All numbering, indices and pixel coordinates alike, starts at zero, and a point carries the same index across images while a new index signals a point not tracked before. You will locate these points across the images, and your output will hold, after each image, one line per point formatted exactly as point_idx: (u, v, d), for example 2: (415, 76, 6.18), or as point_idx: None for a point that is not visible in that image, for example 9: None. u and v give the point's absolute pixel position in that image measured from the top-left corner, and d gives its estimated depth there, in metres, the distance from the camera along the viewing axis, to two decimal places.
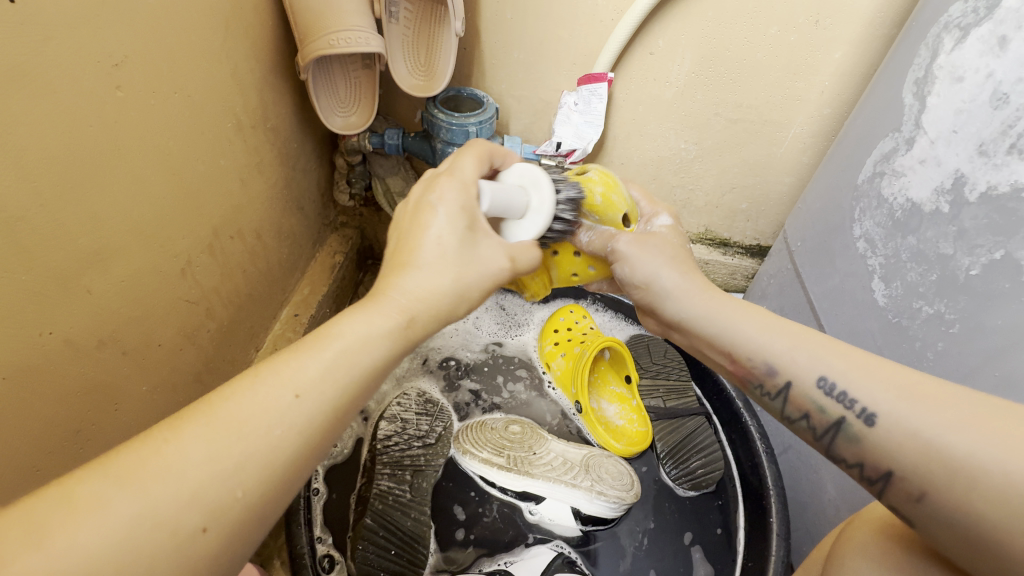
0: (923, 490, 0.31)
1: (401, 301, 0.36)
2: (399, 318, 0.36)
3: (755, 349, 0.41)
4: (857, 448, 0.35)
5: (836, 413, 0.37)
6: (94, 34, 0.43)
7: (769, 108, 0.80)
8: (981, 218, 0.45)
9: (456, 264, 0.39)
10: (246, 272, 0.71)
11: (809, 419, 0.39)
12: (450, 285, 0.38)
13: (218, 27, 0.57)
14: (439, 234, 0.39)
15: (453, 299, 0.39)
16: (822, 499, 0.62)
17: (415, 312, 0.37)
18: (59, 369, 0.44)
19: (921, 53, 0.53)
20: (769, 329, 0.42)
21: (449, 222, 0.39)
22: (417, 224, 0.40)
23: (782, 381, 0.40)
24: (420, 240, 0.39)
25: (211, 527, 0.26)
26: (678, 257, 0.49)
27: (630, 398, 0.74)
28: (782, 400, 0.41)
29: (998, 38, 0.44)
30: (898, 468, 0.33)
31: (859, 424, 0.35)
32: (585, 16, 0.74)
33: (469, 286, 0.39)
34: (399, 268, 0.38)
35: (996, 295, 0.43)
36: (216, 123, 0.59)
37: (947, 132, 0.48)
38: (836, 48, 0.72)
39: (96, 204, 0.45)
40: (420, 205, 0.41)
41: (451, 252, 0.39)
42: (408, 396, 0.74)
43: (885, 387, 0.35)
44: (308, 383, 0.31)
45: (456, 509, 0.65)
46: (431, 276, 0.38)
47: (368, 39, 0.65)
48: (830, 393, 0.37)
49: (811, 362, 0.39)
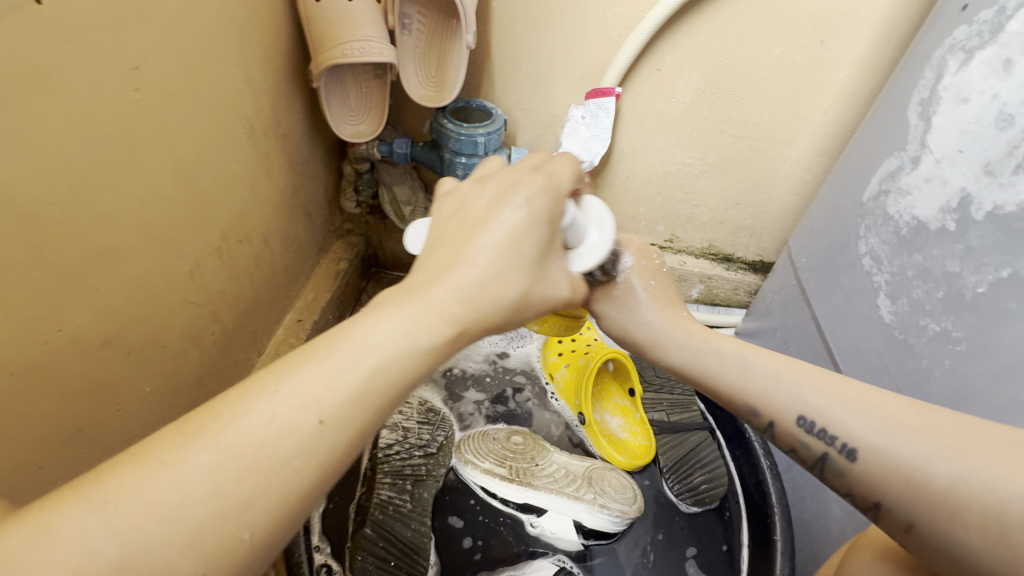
0: (910, 521, 0.31)
1: (444, 300, 0.32)
2: (446, 329, 0.31)
3: (735, 394, 0.43)
4: (845, 481, 0.35)
5: (819, 448, 0.36)
6: (115, 37, 0.43)
7: (774, 125, 0.81)
8: (988, 237, 0.45)
9: (526, 278, 0.35)
10: (253, 275, 0.71)
11: (798, 455, 0.38)
12: (514, 297, 0.34)
13: (234, 33, 0.58)
14: (512, 243, 0.34)
15: (515, 310, 0.35)
16: (827, 518, 0.61)
17: (468, 321, 0.32)
18: (64, 367, 0.44)
19: (925, 75, 0.54)
20: (746, 369, 0.43)
21: (524, 231, 0.35)
22: (482, 225, 0.35)
23: (766, 419, 0.40)
24: (479, 235, 0.35)
25: (216, 504, 0.26)
26: (652, 302, 0.51)
27: (633, 411, 0.73)
28: (770, 437, 0.41)
29: (1002, 61, 0.45)
30: (885, 499, 0.32)
31: (842, 459, 0.35)
32: (594, 32, 0.75)
33: (531, 303, 0.36)
34: (449, 265, 0.33)
35: (1004, 313, 0.43)
36: (229, 128, 0.60)
37: (953, 152, 0.48)
38: (840, 68, 0.73)
39: (109, 203, 0.45)
40: (500, 199, 0.36)
41: (528, 264, 0.35)
42: (410, 405, 0.74)
43: (867, 421, 0.34)
44: (335, 407, 0.27)
45: (453, 519, 0.64)
46: (482, 276, 0.33)
47: (381, 49, 0.67)
48: (811, 431, 0.37)
49: (790, 400, 0.39)
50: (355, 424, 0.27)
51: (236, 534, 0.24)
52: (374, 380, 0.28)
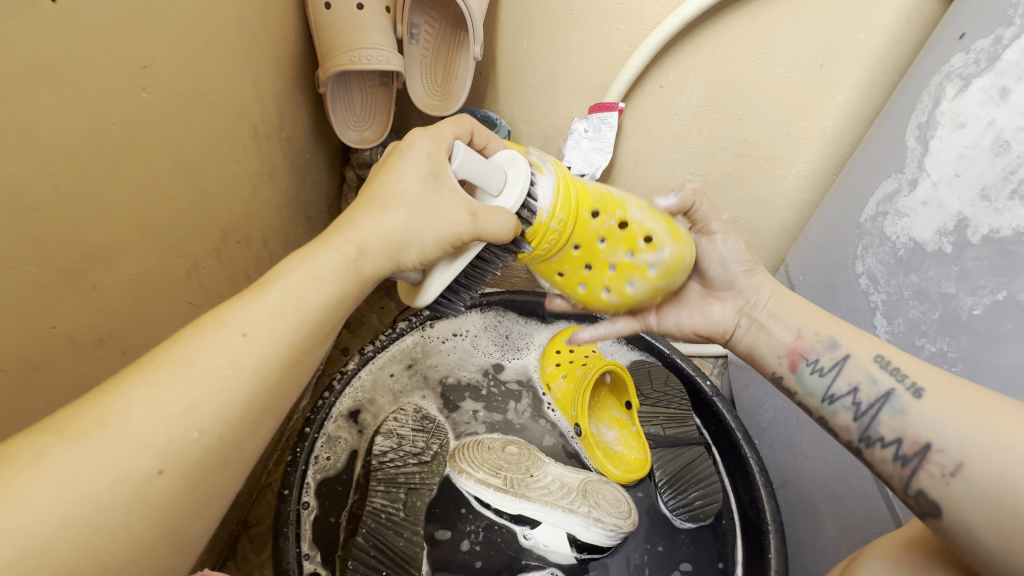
0: (960, 462, 0.36)
1: (354, 238, 0.41)
2: (350, 254, 0.40)
3: (821, 328, 0.48)
4: (899, 421, 0.40)
5: (887, 386, 0.42)
6: (125, 37, 0.44)
7: (773, 144, 0.82)
8: (983, 260, 0.45)
9: (410, 206, 0.43)
10: (251, 277, 0.71)
11: (858, 394, 0.44)
12: (402, 218, 0.43)
13: (243, 38, 0.58)
14: (405, 176, 0.43)
15: (405, 232, 0.43)
16: (821, 536, 0.61)
17: (362, 244, 0.41)
18: (57, 364, 0.43)
19: (924, 100, 0.55)
20: (828, 318, 0.49)
21: (415, 168, 0.44)
22: (389, 173, 0.44)
23: (842, 355, 0.46)
24: (390, 180, 0.44)
25: (167, 471, 0.29)
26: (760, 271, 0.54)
27: (630, 424, 0.74)
28: (834, 375, 0.46)
29: (999, 88, 0.46)
30: (939, 441, 0.37)
31: (909, 395, 0.41)
32: (599, 47, 0.77)
33: (422, 228, 0.43)
34: (366, 206, 0.43)
35: (999, 335, 0.44)
36: (234, 129, 0.60)
37: (950, 176, 0.49)
38: (840, 91, 0.74)
39: (111, 201, 0.45)
40: (406, 148, 0.45)
41: (413, 192, 0.43)
42: (405, 412, 0.73)
43: (936, 377, 0.41)
44: (254, 323, 0.35)
45: (442, 531, 0.64)
46: (402, 216, 0.43)
47: (388, 57, 0.67)
48: (886, 368, 0.43)
49: (871, 343, 0.46)
50: (275, 335, 0.35)
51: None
52: (285, 303, 0.36)
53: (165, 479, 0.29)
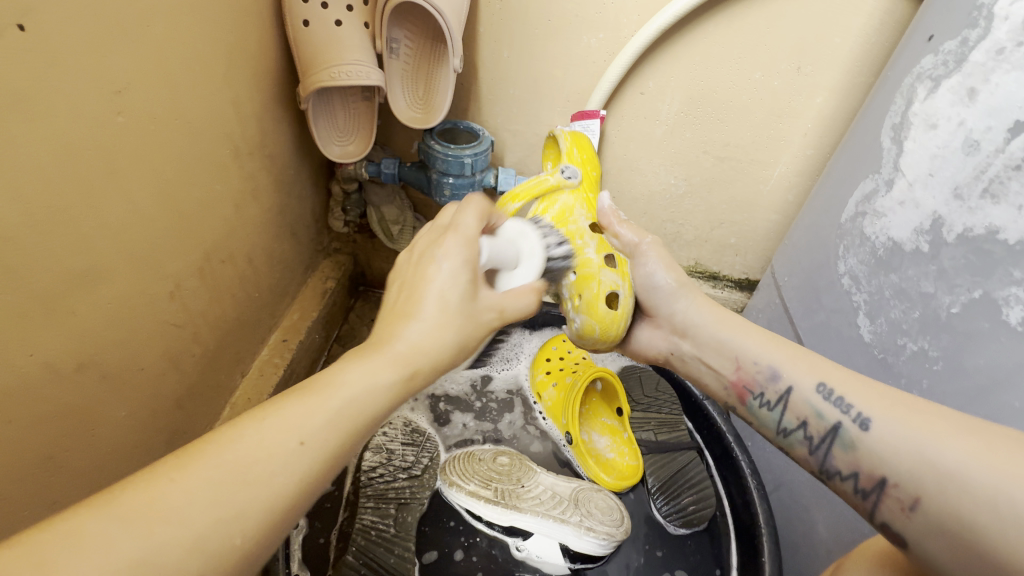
0: (915, 497, 0.33)
1: (402, 352, 0.35)
2: (401, 371, 0.34)
3: (759, 356, 0.47)
4: (851, 456, 0.38)
5: (833, 418, 0.40)
6: (99, 63, 0.44)
7: (755, 147, 0.83)
8: (959, 258, 0.46)
9: (460, 319, 0.37)
10: (236, 295, 0.70)
11: (807, 428, 0.42)
12: (453, 339, 0.37)
13: (221, 58, 0.59)
14: (441, 289, 0.37)
15: (456, 352, 0.37)
16: (814, 538, 0.61)
17: (417, 364, 0.35)
18: (38, 391, 0.43)
19: (896, 101, 0.55)
20: (768, 342, 0.47)
21: (451, 278, 0.38)
22: (419, 278, 0.38)
23: (784, 386, 0.44)
24: (421, 294, 0.37)
25: (201, 560, 0.26)
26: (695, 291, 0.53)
27: (621, 430, 0.74)
28: (782, 407, 0.44)
29: (967, 89, 0.46)
30: (891, 474, 0.35)
31: (855, 429, 0.38)
32: (579, 56, 0.77)
33: (472, 340, 0.38)
34: (399, 317, 0.36)
35: (977, 333, 0.44)
36: (214, 148, 0.60)
37: (924, 175, 0.50)
38: (817, 93, 0.75)
39: (90, 226, 0.45)
40: (421, 260, 0.40)
41: (453, 306, 0.37)
42: (394, 425, 0.73)
43: (879, 397, 0.38)
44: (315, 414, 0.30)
45: (428, 552, 0.62)
46: (425, 329, 0.36)
47: (368, 72, 0.67)
48: (828, 398, 0.41)
49: (812, 370, 0.43)
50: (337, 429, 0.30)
51: (229, 536, 0.27)
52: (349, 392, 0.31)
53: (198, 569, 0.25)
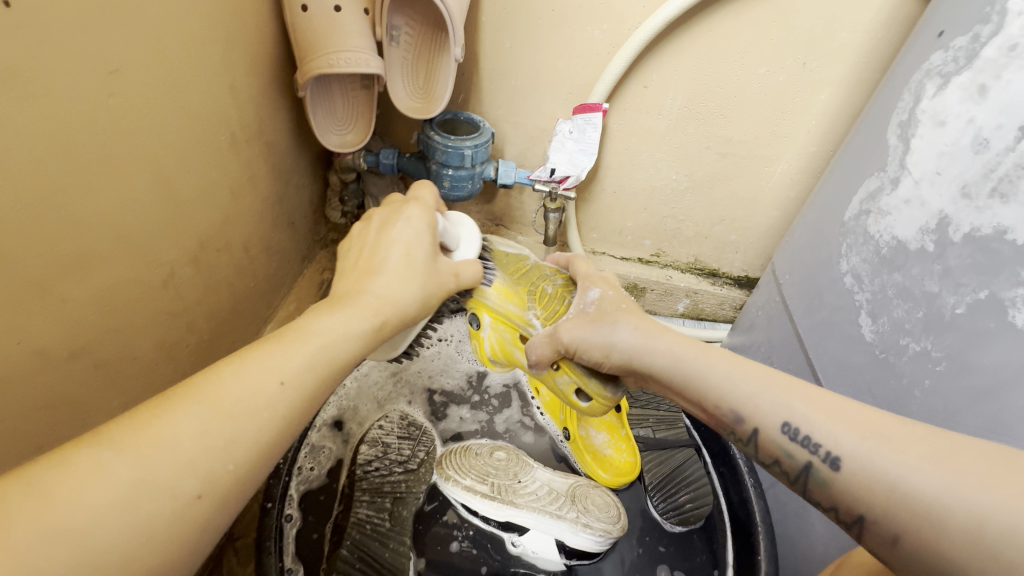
0: (895, 533, 0.32)
1: (372, 302, 0.44)
2: (371, 320, 0.43)
3: (721, 399, 0.43)
4: (828, 492, 0.36)
5: (802, 457, 0.38)
6: (91, 44, 0.42)
7: (758, 143, 0.82)
8: (966, 258, 0.45)
9: (423, 274, 0.48)
10: (232, 286, 0.69)
11: (780, 464, 0.40)
12: (417, 293, 0.48)
13: (218, 42, 0.57)
14: (405, 245, 0.48)
15: (418, 305, 0.48)
16: (810, 536, 0.61)
17: (384, 313, 0.45)
18: (28, 381, 0.42)
19: (904, 97, 0.55)
20: (732, 374, 0.43)
21: (417, 236, 0.50)
22: (383, 240, 0.49)
23: (750, 428, 0.41)
24: (387, 253, 0.48)
25: None
26: (624, 314, 0.50)
27: (618, 427, 0.71)
28: (753, 446, 0.42)
29: (977, 86, 0.46)
30: (869, 511, 0.33)
31: (826, 468, 0.36)
32: (582, 48, 0.76)
33: (430, 295, 0.50)
34: (367, 274, 0.46)
35: (983, 334, 0.44)
36: (210, 135, 0.59)
37: (931, 174, 0.49)
38: (822, 89, 0.74)
39: (80, 211, 0.44)
40: (383, 228, 0.50)
41: (413, 265, 0.48)
42: (390, 420, 0.73)
43: (849, 428, 0.36)
44: None
45: (415, 557, 0.60)
46: (390, 281, 0.46)
47: (368, 60, 0.66)
48: (795, 438, 0.38)
49: (775, 408, 0.40)
50: None
51: None
52: None
53: None
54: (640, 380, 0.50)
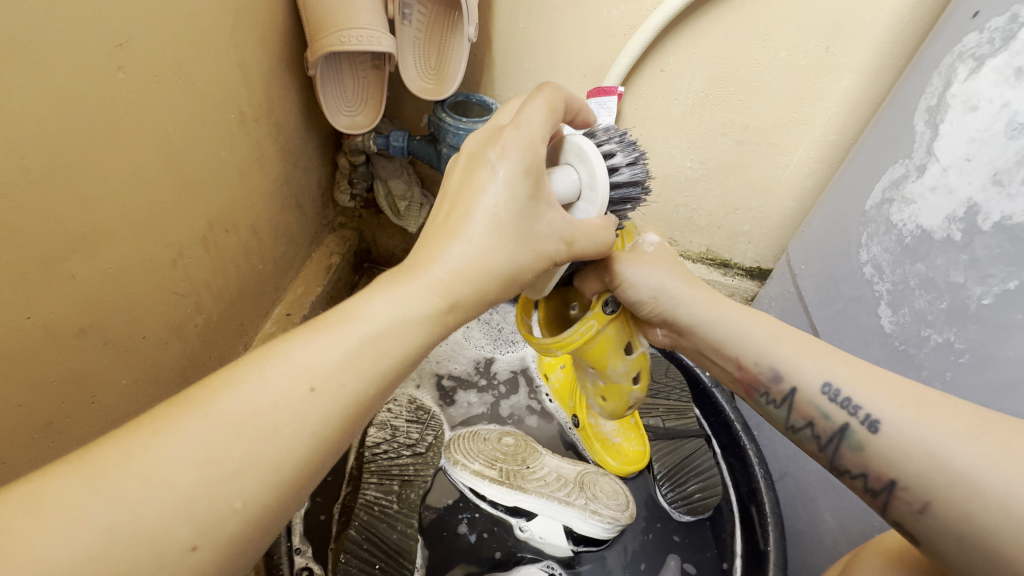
0: (925, 500, 0.32)
1: (440, 278, 0.34)
2: (439, 301, 0.33)
3: (762, 355, 0.44)
4: (860, 456, 0.36)
5: (840, 418, 0.38)
6: (100, 15, 0.41)
7: (776, 131, 0.80)
8: (994, 248, 0.44)
9: (512, 242, 0.36)
10: (240, 267, 0.69)
11: (814, 427, 0.40)
12: (506, 262, 0.36)
13: (227, 16, 0.56)
14: (491, 210, 0.35)
15: (506, 279, 0.37)
16: (820, 529, 0.60)
17: (457, 293, 0.34)
18: (37, 356, 0.42)
19: (933, 82, 0.53)
20: (774, 335, 0.44)
21: (508, 187, 0.36)
22: (470, 191, 0.36)
23: (788, 387, 0.42)
24: (469, 208, 0.36)
25: (201, 545, 0.24)
26: (679, 267, 0.51)
27: (629, 416, 0.70)
28: (788, 407, 0.42)
29: (1013, 68, 0.44)
30: (901, 477, 0.33)
31: (863, 430, 0.36)
32: (597, 29, 0.74)
33: (518, 270, 0.37)
34: (445, 236, 0.35)
35: (1010, 326, 0.42)
36: (220, 113, 0.58)
37: (960, 161, 0.47)
38: (844, 75, 0.72)
39: (90, 185, 0.43)
40: (472, 163, 0.38)
41: (507, 225, 0.36)
42: (399, 403, 0.73)
43: (890, 394, 0.36)
44: (323, 374, 0.28)
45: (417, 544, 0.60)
46: (475, 248, 0.35)
47: (380, 38, 0.65)
48: (834, 399, 0.39)
49: (819, 367, 0.41)
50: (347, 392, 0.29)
51: None
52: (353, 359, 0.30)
53: (198, 555, 0.24)
54: (674, 335, 0.52)
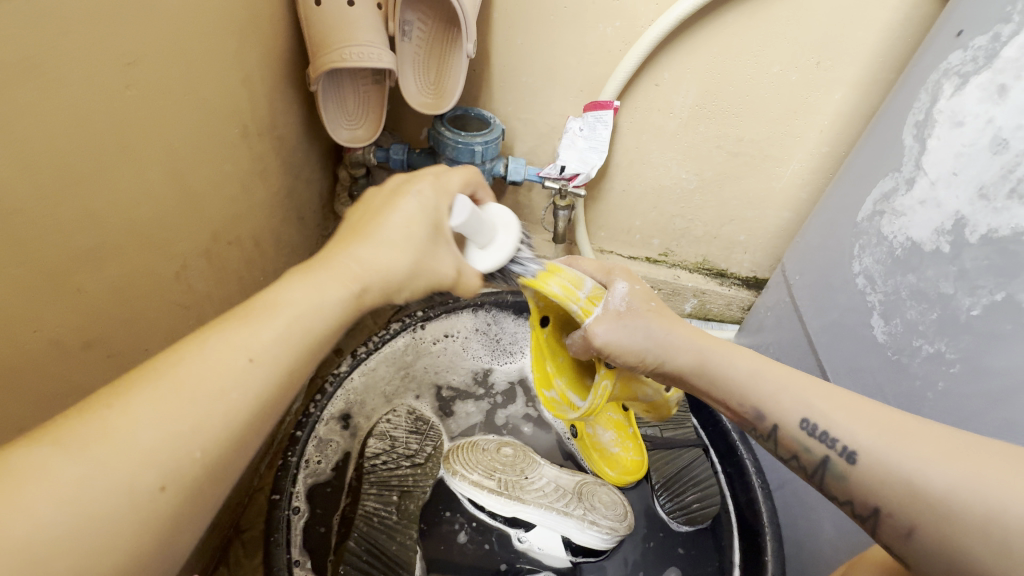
0: (911, 526, 0.32)
1: (351, 266, 0.37)
2: (352, 286, 0.36)
3: (744, 398, 0.44)
4: (845, 486, 0.37)
5: (820, 452, 0.38)
6: (111, 36, 0.43)
7: (769, 144, 0.81)
8: (982, 260, 0.45)
9: (417, 252, 0.40)
10: (242, 279, 0.70)
11: (798, 460, 0.40)
12: (407, 265, 0.39)
13: (233, 34, 0.57)
14: (407, 218, 0.39)
15: (406, 277, 0.39)
16: (820, 537, 0.60)
17: (369, 280, 0.37)
18: (43, 369, 0.42)
19: (921, 98, 0.54)
20: (755, 372, 0.44)
21: (418, 213, 0.40)
22: (388, 206, 0.40)
23: (770, 424, 0.42)
24: (384, 219, 0.39)
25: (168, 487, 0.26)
26: (655, 313, 0.50)
27: (626, 425, 0.70)
28: (773, 442, 0.42)
29: (997, 86, 0.45)
30: (885, 505, 0.34)
31: (842, 462, 0.37)
32: (593, 45, 0.76)
33: (421, 276, 0.40)
34: (357, 238, 0.38)
35: (999, 336, 0.43)
36: (224, 128, 0.59)
37: (948, 174, 0.49)
38: (835, 89, 0.74)
39: (98, 201, 0.44)
40: (398, 188, 0.42)
41: (416, 238, 0.39)
42: (398, 414, 0.73)
43: (866, 425, 0.37)
44: (260, 348, 0.31)
45: (416, 553, 0.60)
46: (383, 251, 0.38)
47: (381, 55, 0.66)
48: (813, 434, 0.39)
49: (795, 404, 0.41)
50: None
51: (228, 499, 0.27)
52: None
53: (166, 497, 0.26)
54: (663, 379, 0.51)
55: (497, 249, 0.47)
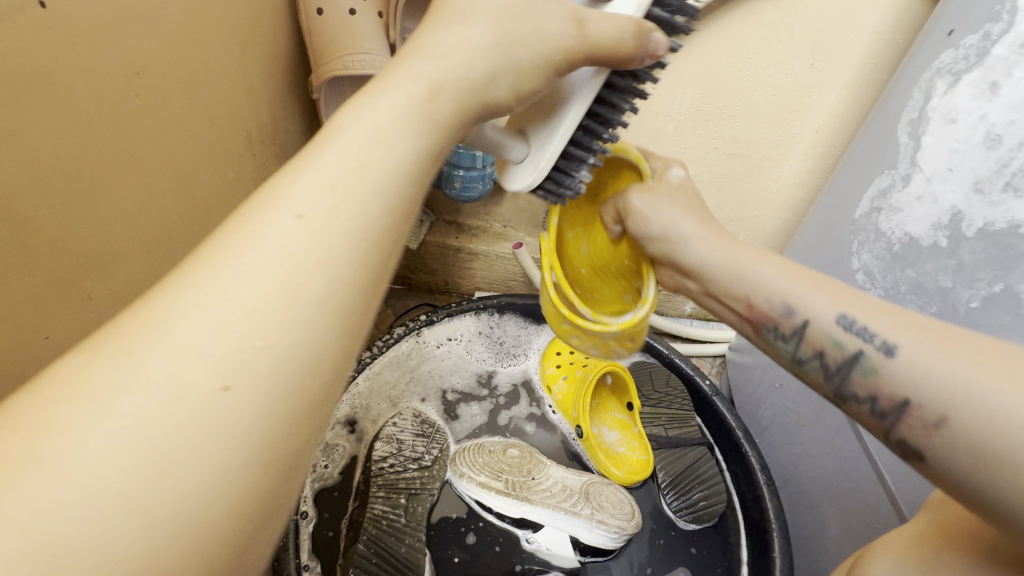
0: (941, 415, 0.30)
1: None
2: None
3: (773, 289, 0.41)
4: (872, 381, 0.35)
5: (853, 346, 0.36)
6: (117, 45, 0.43)
7: (766, 144, 0.83)
8: (980, 253, 0.46)
9: None
10: None
11: (823, 357, 0.38)
12: None
13: (236, 43, 0.58)
14: None
15: None
16: (825, 535, 0.61)
17: None
18: None
19: (914, 96, 0.55)
20: (788, 276, 0.41)
21: None
22: None
23: (800, 320, 0.40)
24: None
25: None
26: (694, 208, 0.49)
27: (630, 425, 0.73)
28: (797, 340, 0.40)
29: (989, 83, 0.47)
30: (916, 397, 0.32)
31: (878, 355, 0.35)
32: None
33: None
34: None
35: (997, 327, 0.44)
36: (228, 135, 0.60)
37: (943, 170, 0.50)
38: (830, 90, 0.75)
39: (104, 208, 0.44)
40: None
41: None
42: (404, 417, 0.73)
43: (910, 324, 0.34)
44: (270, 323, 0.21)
45: (425, 557, 0.61)
46: None
47: (382, 61, 0.67)
48: (849, 330, 0.37)
49: (833, 301, 0.38)
50: None
51: None
52: None
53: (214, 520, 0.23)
54: (682, 280, 0.49)
55: (546, 139, 0.41)
